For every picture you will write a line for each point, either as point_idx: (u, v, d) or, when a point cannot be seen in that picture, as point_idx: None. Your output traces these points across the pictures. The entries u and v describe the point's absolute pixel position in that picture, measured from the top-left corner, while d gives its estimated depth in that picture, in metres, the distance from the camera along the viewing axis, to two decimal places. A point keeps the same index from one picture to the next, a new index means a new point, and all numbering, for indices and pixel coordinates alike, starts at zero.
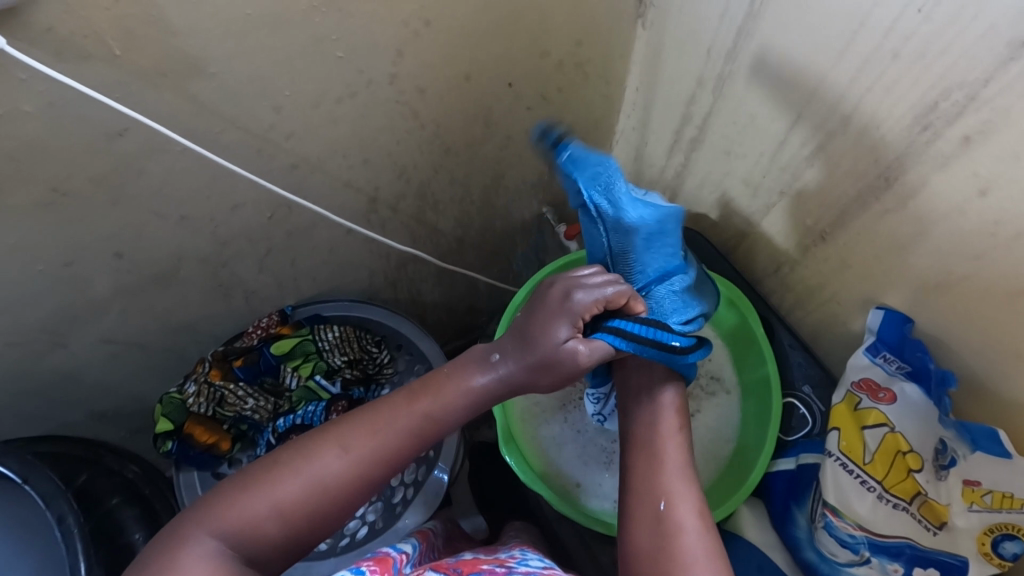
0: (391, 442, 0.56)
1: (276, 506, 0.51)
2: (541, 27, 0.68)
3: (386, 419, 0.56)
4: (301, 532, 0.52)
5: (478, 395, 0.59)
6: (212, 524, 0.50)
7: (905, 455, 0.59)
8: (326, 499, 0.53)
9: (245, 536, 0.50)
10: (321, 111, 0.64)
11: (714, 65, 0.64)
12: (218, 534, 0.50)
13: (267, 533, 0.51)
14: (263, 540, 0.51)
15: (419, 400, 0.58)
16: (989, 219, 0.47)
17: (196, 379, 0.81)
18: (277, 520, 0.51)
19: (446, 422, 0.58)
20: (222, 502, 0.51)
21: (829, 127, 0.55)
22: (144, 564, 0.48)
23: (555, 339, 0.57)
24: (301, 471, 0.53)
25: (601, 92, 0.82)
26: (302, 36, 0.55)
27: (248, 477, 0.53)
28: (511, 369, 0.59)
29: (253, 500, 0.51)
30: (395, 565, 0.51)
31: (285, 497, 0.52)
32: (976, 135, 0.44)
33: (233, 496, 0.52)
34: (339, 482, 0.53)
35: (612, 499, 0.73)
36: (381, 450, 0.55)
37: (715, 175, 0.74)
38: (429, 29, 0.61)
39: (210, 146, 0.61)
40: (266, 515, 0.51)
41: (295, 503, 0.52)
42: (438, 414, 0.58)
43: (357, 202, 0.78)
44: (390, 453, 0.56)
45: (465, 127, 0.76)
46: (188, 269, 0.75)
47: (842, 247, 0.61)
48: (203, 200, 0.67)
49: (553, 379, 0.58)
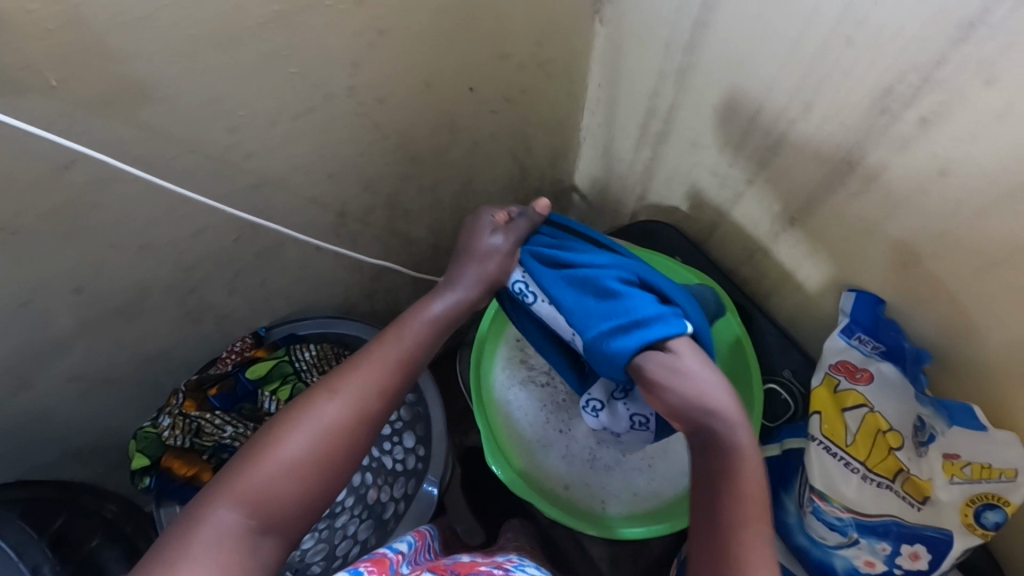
0: (381, 376, 0.53)
1: (285, 465, 0.47)
2: (498, 29, 0.67)
3: (369, 356, 0.54)
4: (318, 485, 0.48)
5: (447, 314, 0.58)
6: (221, 500, 0.45)
7: (886, 434, 0.59)
8: (335, 446, 0.49)
9: (262, 504, 0.46)
10: (280, 128, 0.62)
11: (674, 58, 0.64)
12: (231, 508, 0.45)
13: (284, 495, 0.46)
14: (283, 500, 0.46)
15: (392, 335, 0.56)
16: (952, 198, 0.48)
17: (170, 411, 0.79)
18: (293, 478, 0.47)
19: (428, 345, 0.57)
20: (223, 480, 0.47)
21: (791, 116, 0.55)
22: (153, 558, 0.43)
23: (482, 238, 0.63)
24: (303, 425, 0.49)
25: (565, 91, 0.82)
26: (252, 54, 0.53)
27: (243, 455, 0.48)
28: (462, 278, 0.61)
29: (260, 466, 0.47)
30: (392, 566, 0.50)
31: (293, 453, 0.48)
32: (933, 116, 0.45)
33: (234, 473, 0.47)
34: (343, 427, 0.50)
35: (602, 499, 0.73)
36: (375, 384, 0.52)
37: (683, 167, 0.74)
38: (384, 38, 0.59)
39: (167, 173, 0.59)
40: (278, 478, 0.47)
41: (306, 456, 0.48)
42: (419, 339, 0.56)
43: (324, 217, 0.77)
44: (384, 388, 0.53)
45: (430, 134, 0.75)
46: (154, 298, 0.73)
47: (813, 232, 0.62)
48: (164, 228, 0.65)
49: (501, 263, 0.62)
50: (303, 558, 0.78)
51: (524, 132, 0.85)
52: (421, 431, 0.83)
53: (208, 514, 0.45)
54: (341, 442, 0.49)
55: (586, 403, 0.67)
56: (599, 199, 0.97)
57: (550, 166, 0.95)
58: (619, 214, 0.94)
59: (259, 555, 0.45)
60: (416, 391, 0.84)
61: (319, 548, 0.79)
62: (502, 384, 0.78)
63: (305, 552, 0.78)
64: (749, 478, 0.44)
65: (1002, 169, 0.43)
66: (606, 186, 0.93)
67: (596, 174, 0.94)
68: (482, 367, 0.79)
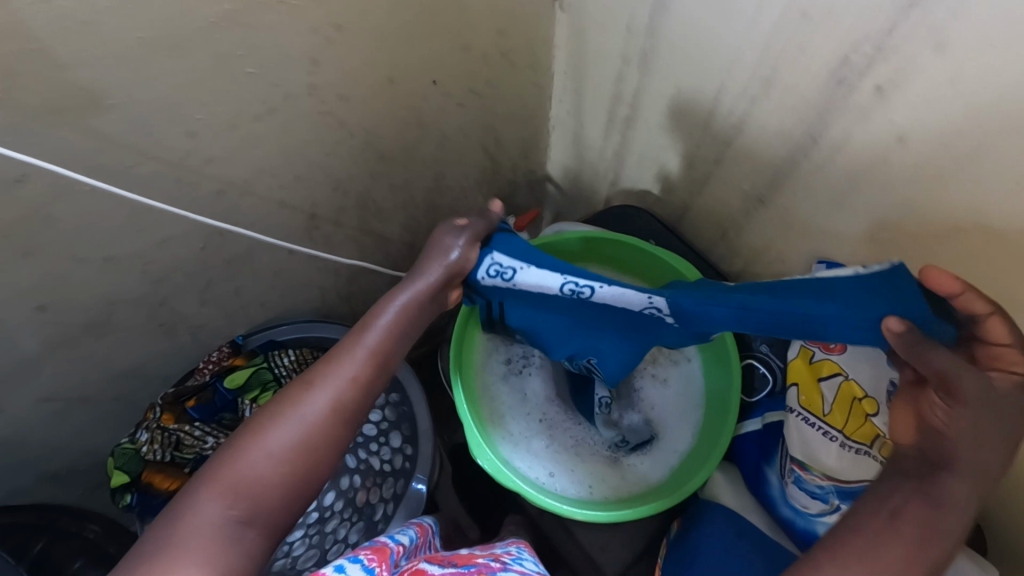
0: (360, 365, 0.53)
1: (268, 454, 0.47)
2: (459, 21, 0.66)
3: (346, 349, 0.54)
4: (303, 474, 0.48)
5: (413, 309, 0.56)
6: (207, 490, 0.45)
7: (862, 401, 0.59)
8: (319, 436, 0.49)
9: (247, 493, 0.46)
10: (240, 131, 0.61)
11: (636, 41, 0.64)
12: (216, 499, 0.45)
13: (268, 483, 0.47)
14: (266, 492, 0.46)
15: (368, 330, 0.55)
16: (911, 163, 0.49)
17: (148, 426, 0.77)
18: (276, 469, 0.47)
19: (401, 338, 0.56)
20: (209, 472, 0.47)
21: (753, 93, 0.56)
22: (140, 549, 0.43)
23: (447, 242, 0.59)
24: (286, 416, 0.49)
25: (531, 80, 0.81)
26: (204, 56, 0.52)
27: (227, 448, 0.48)
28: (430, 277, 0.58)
29: (244, 456, 0.47)
30: (393, 555, 0.51)
31: (276, 445, 0.48)
32: (888, 84, 0.46)
33: (219, 464, 0.47)
34: (325, 417, 0.50)
35: (588, 484, 0.72)
36: (355, 374, 0.52)
37: (652, 150, 0.74)
38: (341, 34, 0.59)
39: (124, 182, 0.57)
40: (261, 469, 0.47)
41: (289, 449, 0.48)
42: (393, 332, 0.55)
43: (294, 220, 0.76)
44: (364, 378, 0.53)
45: (397, 132, 0.75)
46: (123, 312, 0.71)
47: (780, 208, 0.63)
48: (127, 239, 0.63)
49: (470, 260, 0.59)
50: (294, 565, 0.76)
51: (493, 123, 0.84)
52: (407, 430, 0.82)
53: (193, 504, 0.45)
54: (324, 432, 0.49)
55: None
56: (574, 187, 0.97)
57: (522, 157, 0.95)
58: (594, 200, 0.94)
59: (243, 546, 0.44)
60: (399, 390, 0.83)
61: (311, 554, 0.77)
62: (483, 372, 0.78)
63: (295, 558, 0.76)
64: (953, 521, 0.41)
65: (957, 131, 0.44)
66: (579, 173, 0.93)
67: (568, 163, 0.94)
68: (465, 353, 0.77)
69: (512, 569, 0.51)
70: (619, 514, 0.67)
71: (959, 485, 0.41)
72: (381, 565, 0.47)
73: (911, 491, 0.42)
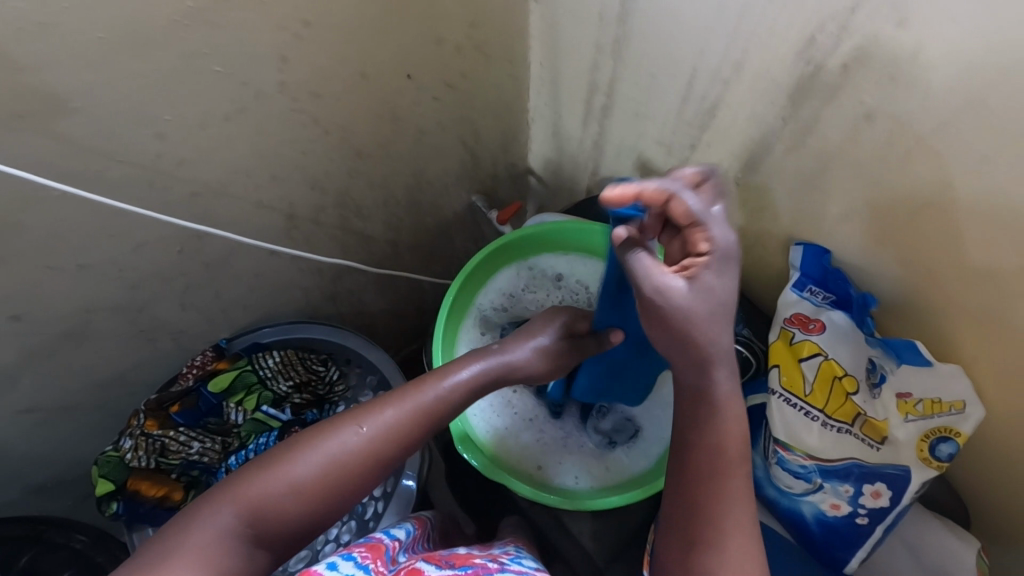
0: (404, 423, 0.53)
1: (296, 482, 0.47)
2: (430, 13, 0.66)
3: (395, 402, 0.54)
4: (320, 510, 0.48)
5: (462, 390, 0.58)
6: (230, 502, 0.46)
7: (842, 379, 0.59)
8: (349, 476, 0.49)
9: (267, 515, 0.46)
10: (211, 131, 0.60)
11: (608, 30, 0.64)
12: (237, 515, 0.45)
13: (285, 513, 0.47)
14: (285, 519, 0.47)
15: (418, 393, 0.55)
16: (879, 141, 0.49)
17: (131, 433, 0.76)
18: (298, 497, 0.47)
19: (446, 413, 0.56)
20: (234, 485, 0.47)
21: (724, 77, 0.56)
22: (149, 551, 0.43)
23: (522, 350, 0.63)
24: (320, 447, 0.49)
25: (507, 72, 0.81)
26: (170, 55, 0.52)
27: (255, 464, 0.49)
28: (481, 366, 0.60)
29: (268, 479, 0.47)
30: (387, 552, 0.50)
31: (305, 474, 0.48)
32: (853, 63, 0.46)
33: (246, 481, 0.47)
34: (360, 460, 0.50)
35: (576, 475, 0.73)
36: (396, 430, 0.52)
37: (629, 139, 0.75)
38: (309, 29, 0.58)
39: (95, 186, 0.57)
40: (285, 494, 0.47)
41: (317, 481, 0.48)
42: (440, 405, 0.56)
43: (272, 221, 0.75)
44: (404, 435, 0.53)
45: (373, 127, 0.74)
46: (101, 319, 0.70)
47: (756, 191, 0.63)
48: (101, 245, 0.63)
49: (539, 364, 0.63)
50: (286, 567, 0.76)
51: (470, 117, 0.84)
52: None
53: (212, 512, 0.45)
54: (355, 475, 0.49)
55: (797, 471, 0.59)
56: (555, 179, 0.97)
57: (502, 150, 0.95)
58: (576, 191, 0.94)
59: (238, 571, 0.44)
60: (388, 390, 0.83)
61: (302, 555, 0.78)
62: None
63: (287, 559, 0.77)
64: (732, 429, 0.46)
65: (922, 107, 0.45)
66: (560, 166, 0.93)
67: (549, 155, 0.94)
68: (449, 336, 0.78)
69: (510, 570, 0.52)
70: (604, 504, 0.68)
71: (719, 381, 0.45)
72: (377, 562, 0.47)
73: (689, 410, 0.46)
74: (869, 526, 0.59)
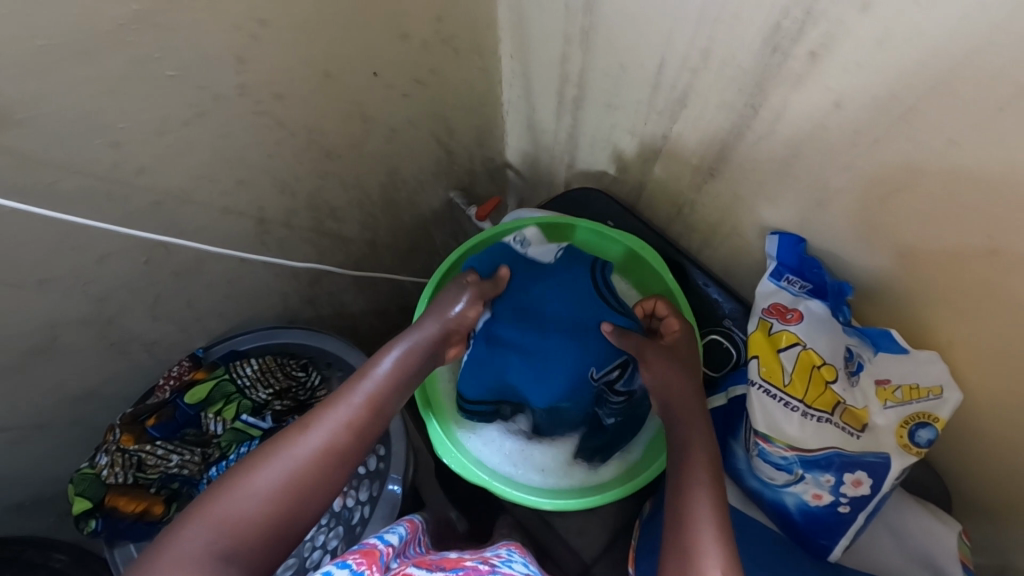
0: (355, 411, 0.55)
1: (258, 492, 0.48)
2: (393, 8, 0.64)
3: (339, 398, 0.56)
4: (292, 513, 0.48)
5: (399, 372, 0.60)
6: (195, 521, 0.45)
7: (821, 368, 0.58)
8: (310, 475, 0.50)
9: (236, 527, 0.46)
10: (169, 138, 0.58)
11: (575, 21, 0.63)
12: (204, 531, 0.45)
13: (258, 522, 0.47)
14: (255, 528, 0.46)
15: (361, 384, 0.57)
16: (850, 128, 0.48)
17: (107, 449, 0.74)
18: (263, 505, 0.47)
19: (392, 398, 0.58)
20: (197, 509, 0.46)
21: (692, 66, 0.55)
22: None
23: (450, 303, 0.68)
24: (276, 456, 0.50)
25: (477, 66, 0.80)
26: (117, 60, 0.49)
27: (218, 484, 0.48)
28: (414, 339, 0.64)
29: (233, 494, 0.47)
30: (382, 558, 0.48)
31: (267, 483, 0.48)
32: (821, 50, 0.45)
33: (206, 503, 0.47)
34: (318, 457, 0.51)
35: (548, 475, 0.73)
36: (349, 420, 0.54)
37: (603, 131, 0.74)
38: (266, 30, 0.56)
39: (50, 200, 0.55)
40: (250, 504, 0.47)
41: (279, 487, 0.48)
42: (384, 392, 0.58)
43: (242, 226, 0.73)
44: (357, 423, 0.54)
45: (341, 127, 0.72)
46: (69, 334, 0.69)
47: (729, 181, 0.62)
48: (62, 259, 0.61)
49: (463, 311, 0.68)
50: None
51: (443, 113, 0.83)
52: None
53: (180, 532, 0.45)
54: (316, 470, 0.50)
55: (779, 463, 0.59)
56: (533, 172, 0.96)
57: (478, 145, 0.93)
58: (553, 184, 0.93)
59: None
60: None
61: (290, 563, 0.77)
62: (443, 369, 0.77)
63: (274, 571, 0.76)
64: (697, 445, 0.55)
65: (888, 95, 0.44)
66: (536, 159, 0.92)
67: (525, 149, 0.93)
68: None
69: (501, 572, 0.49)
70: (572, 503, 0.68)
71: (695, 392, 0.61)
72: (372, 568, 0.44)
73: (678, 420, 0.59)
74: (852, 514, 0.59)
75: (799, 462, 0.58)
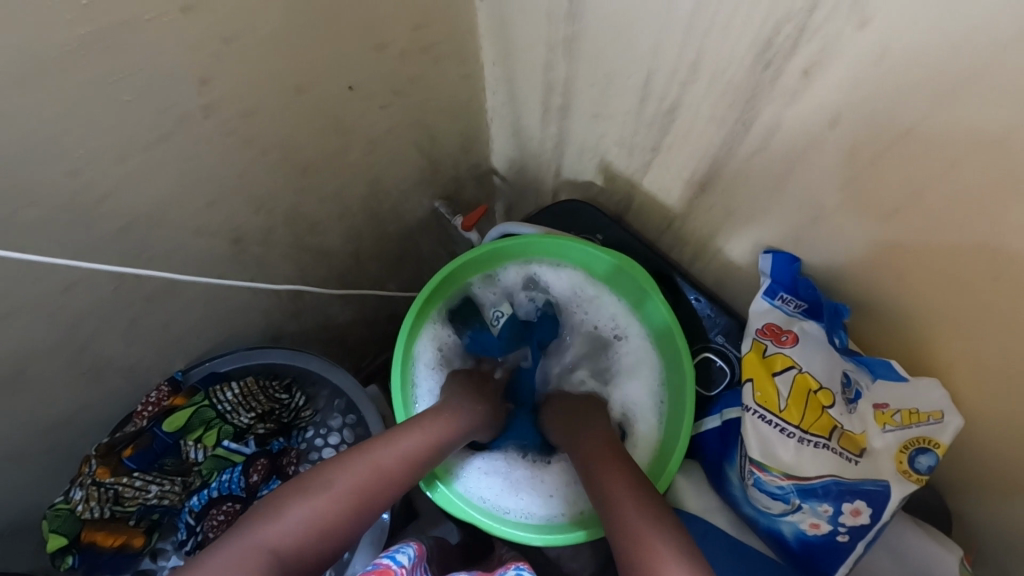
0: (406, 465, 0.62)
1: (319, 514, 0.54)
2: (366, 18, 0.61)
3: (399, 444, 0.63)
4: (337, 538, 0.55)
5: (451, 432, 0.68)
6: (262, 527, 0.52)
7: (817, 393, 0.56)
8: (359, 509, 0.57)
9: (293, 542, 0.52)
10: (133, 162, 0.55)
11: (558, 28, 0.60)
12: (269, 539, 0.52)
13: (312, 541, 0.53)
14: (306, 545, 0.53)
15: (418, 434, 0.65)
16: (847, 146, 0.46)
17: (82, 483, 0.71)
18: (320, 527, 0.54)
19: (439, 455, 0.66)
20: (262, 517, 0.53)
21: (681, 78, 0.52)
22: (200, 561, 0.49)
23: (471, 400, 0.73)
24: (341, 484, 0.57)
25: (457, 73, 0.76)
26: (67, 87, 0.46)
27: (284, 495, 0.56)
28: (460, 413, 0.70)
29: (298, 511, 0.54)
30: None
31: (329, 507, 0.55)
32: (816, 65, 0.42)
33: (273, 512, 0.54)
34: (370, 496, 0.58)
35: (532, 512, 0.73)
36: (399, 471, 0.61)
37: (591, 141, 0.71)
38: (231, 47, 0.53)
39: (6, 232, 0.52)
40: (309, 523, 0.54)
41: (335, 515, 0.55)
42: (436, 447, 0.65)
43: (217, 247, 0.70)
44: (406, 474, 0.62)
45: (317, 141, 0.69)
46: (38, 365, 0.66)
47: (721, 194, 0.60)
48: (24, 291, 0.58)
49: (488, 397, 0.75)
50: None
51: (424, 122, 0.80)
52: None
53: (252, 533, 0.52)
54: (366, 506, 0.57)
55: (774, 493, 0.58)
56: (519, 178, 0.93)
57: (462, 152, 0.90)
58: (541, 191, 0.91)
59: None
60: (355, 412, 0.81)
61: None
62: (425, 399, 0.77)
63: None
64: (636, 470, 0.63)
65: (887, 112, 0.41)
66: (523, 166, 0.89)
67: (511, 156, 0.90)
68: (407, 386, 0.76)
69: None
70: (563, 538, 0.68)
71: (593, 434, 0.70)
72: None
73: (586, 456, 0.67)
74: (851, 543, 0.57)
75: (795, 494, 0.57)
